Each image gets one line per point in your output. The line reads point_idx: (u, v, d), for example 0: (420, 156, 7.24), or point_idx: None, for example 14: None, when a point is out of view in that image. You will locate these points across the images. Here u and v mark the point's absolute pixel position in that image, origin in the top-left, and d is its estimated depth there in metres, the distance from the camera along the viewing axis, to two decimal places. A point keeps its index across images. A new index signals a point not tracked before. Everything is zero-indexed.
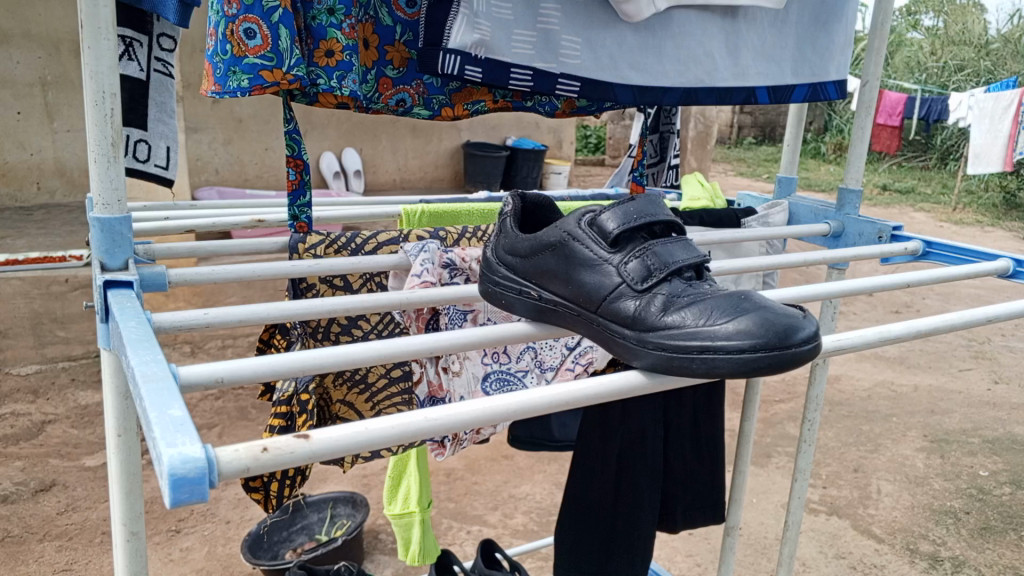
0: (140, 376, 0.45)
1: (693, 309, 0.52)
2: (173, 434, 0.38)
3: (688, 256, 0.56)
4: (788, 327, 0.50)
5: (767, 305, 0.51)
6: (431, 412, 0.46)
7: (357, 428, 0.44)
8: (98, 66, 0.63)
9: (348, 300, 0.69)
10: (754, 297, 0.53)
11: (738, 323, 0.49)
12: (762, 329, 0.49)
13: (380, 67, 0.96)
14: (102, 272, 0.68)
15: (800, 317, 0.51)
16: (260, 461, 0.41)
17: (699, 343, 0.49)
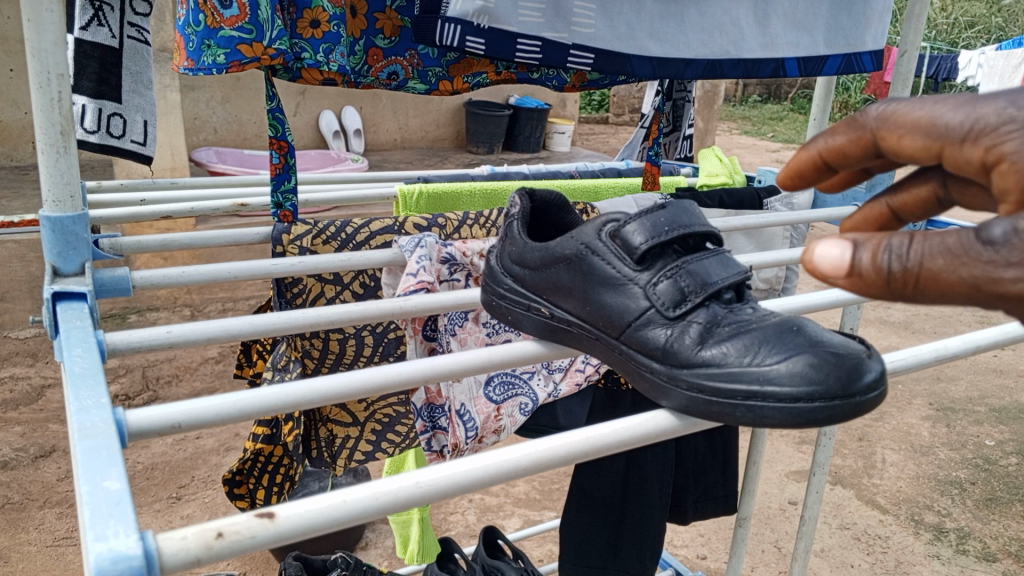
0: (77, 430, 0.39)
1: (736, 342, 0.48)
2: (104, 521, 0.33)
3: (726, 273, 0.52)
4: (850, 369, 0.45)
5: (820, 340, 0.47)
6: (422, 475, 0.41)
7: (334, 499, 0.39)
8: (40, 42, 0.56)
9: (335, 311, 0.64)
10: (803, 325, 0.49)
11: (790, 364, 0.45)
12: (818, 372, 0.45)
13: (369, 37, 0.88)
14: (55, 278, 0.61)
15: (863, 356, 0.47)
16: (213, 550, 0.35)
17: (743, 387, 0.46)
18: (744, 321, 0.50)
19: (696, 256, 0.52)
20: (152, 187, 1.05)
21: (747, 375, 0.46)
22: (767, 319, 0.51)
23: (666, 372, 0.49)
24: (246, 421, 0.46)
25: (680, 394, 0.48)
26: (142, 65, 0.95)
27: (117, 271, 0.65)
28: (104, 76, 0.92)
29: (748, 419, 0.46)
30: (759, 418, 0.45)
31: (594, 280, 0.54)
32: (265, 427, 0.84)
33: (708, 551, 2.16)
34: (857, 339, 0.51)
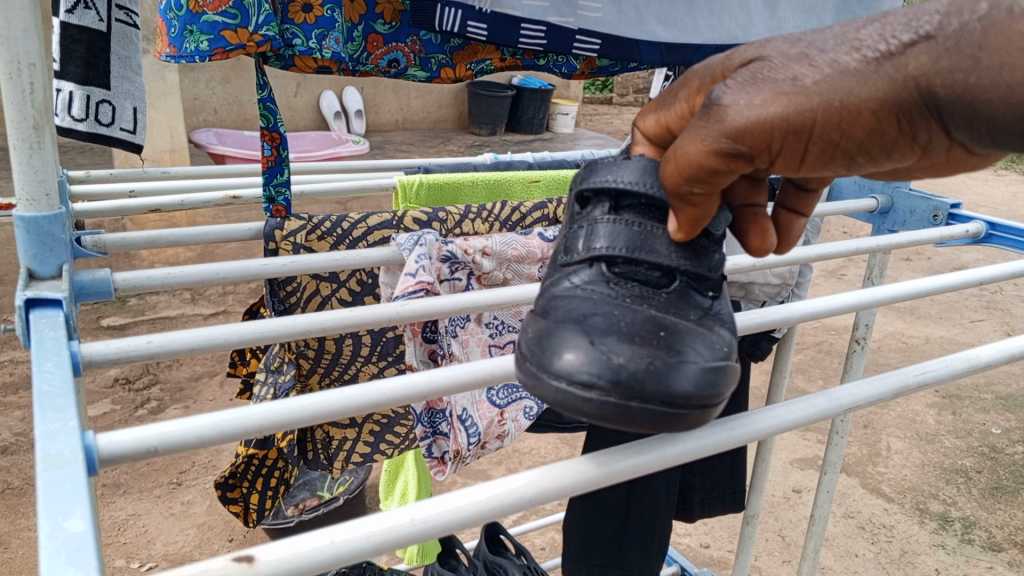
0: (41, 462, 0.36)
1: (580, 308, 0.52)
2: (64, 571, 0.29)
3: (668, 249, 0.53)
4: (634, 388, 0.46)
5: (620, 348, 0.48)
6: (418, 513, 0.42)
7: (319, 542, 0.38)
8: (8, 29, 0.52)
9: (328, 317, 0.60)
10: (643, 329, 0.50)
11: (601, 347, 0.48)
12: (573, 358, 0.48)
13: (368, 22, 0.84)
14: (31, 282, 0.57)
15: (645, 384, 0.47)
16: None
17: (536, 334, 0.51)
18: (633, 303, 0.52)
19: (648, 220, 0.53)
20: (143, 177, 1.01)
21: (546, 327, 0.51)
22: (632, 304, 0.52)
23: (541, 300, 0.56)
24: (227, 441, 0.45)
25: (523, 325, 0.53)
26: (131, 49, 0.91)
27: (97, 273, 0.61)
28: (92, 62, 0.88)
29: (530, 384, 0.49)
30: (535, 389, 0.49)
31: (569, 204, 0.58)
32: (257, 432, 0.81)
33: (711, 540, 2.13)
34: (703, 388, 0.48)
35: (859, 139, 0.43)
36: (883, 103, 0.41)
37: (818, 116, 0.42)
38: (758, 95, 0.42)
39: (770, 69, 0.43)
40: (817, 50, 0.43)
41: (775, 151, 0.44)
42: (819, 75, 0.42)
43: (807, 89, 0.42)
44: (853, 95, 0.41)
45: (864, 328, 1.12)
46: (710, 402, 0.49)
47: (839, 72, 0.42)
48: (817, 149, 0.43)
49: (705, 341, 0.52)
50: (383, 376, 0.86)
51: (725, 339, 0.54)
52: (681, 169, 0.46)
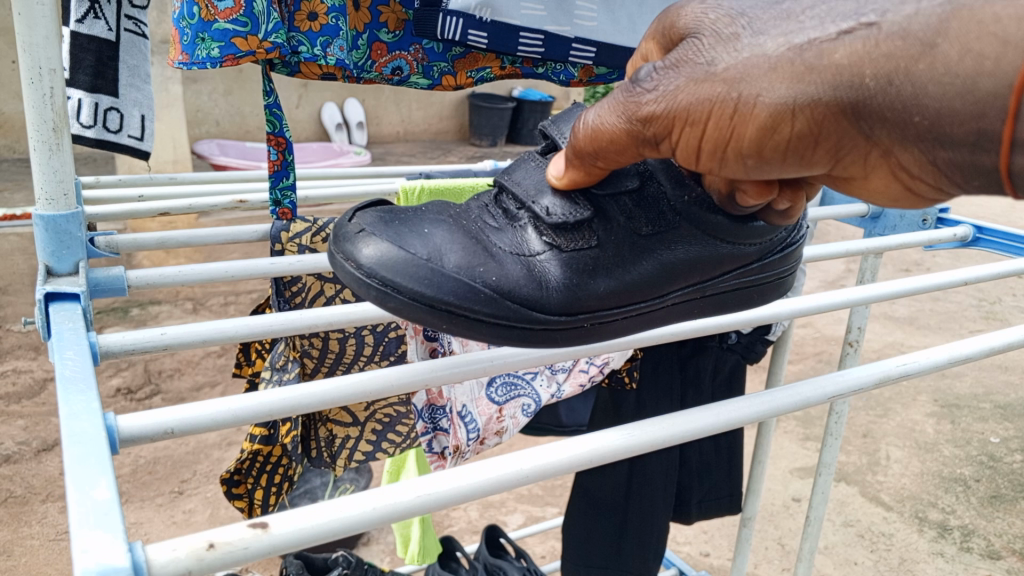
0: (67, 437, 0.38)
1: (440, 212, 0.58)
2: (92, 531, 0.32)
3: (536, 185, 0.58)
4: (352, 238, 0.53)
5: (408, 242, 0.53)
6: (423, 489, 0.44)
7: (331, 511, 0.40)
8: (31, 36, 0.54)
9: (335, 312, 0.63)
10: (448, 245, 0.54)
11: (386, 209, 0.57)
12: (376, 225, 0.54)
13: (373, 31, 0.87)
14: (48, 278, 0.60)
15: (394, 273, 0.51)
16: (206, 560, 0.36)
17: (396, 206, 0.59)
18: (470, 216, 0.59)
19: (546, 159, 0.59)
20: (151, 183, 1.04)
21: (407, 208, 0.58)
22: (471, 232, 0.56)
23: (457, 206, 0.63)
24: (239, 423, 0.48)
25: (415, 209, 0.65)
26: (140, 59, 0.94)
27: (112, 270, 0.64)
28: (101, 70, 0.91)
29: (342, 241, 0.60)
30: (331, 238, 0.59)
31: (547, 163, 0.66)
32: (263, 428, 0.83)
33: (710, 548, 2.14)
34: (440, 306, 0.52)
35: (758, 134, 0.42)
36: (781, 112, 0.41)
37: (710, 115, 0.43)
38: (677, 79, 0.44)
39: (694, 51, 0.44)
40: (750, 31, 0.43)
41: (672, 140, 0.46)
42: (732, 60, 0.42)
43: (718, 75, 0.43)
44: (756, 88, 0.41)
45: (858, 331, 1.14)
46: (403, 292, 0.51)
47: (750, 62, 0.42)
48: (710, 147, 0.44)
49: (469, 257, 0.54)
50: None
51: (514, 281, 0.54)
52: (586, 141, 0.50)
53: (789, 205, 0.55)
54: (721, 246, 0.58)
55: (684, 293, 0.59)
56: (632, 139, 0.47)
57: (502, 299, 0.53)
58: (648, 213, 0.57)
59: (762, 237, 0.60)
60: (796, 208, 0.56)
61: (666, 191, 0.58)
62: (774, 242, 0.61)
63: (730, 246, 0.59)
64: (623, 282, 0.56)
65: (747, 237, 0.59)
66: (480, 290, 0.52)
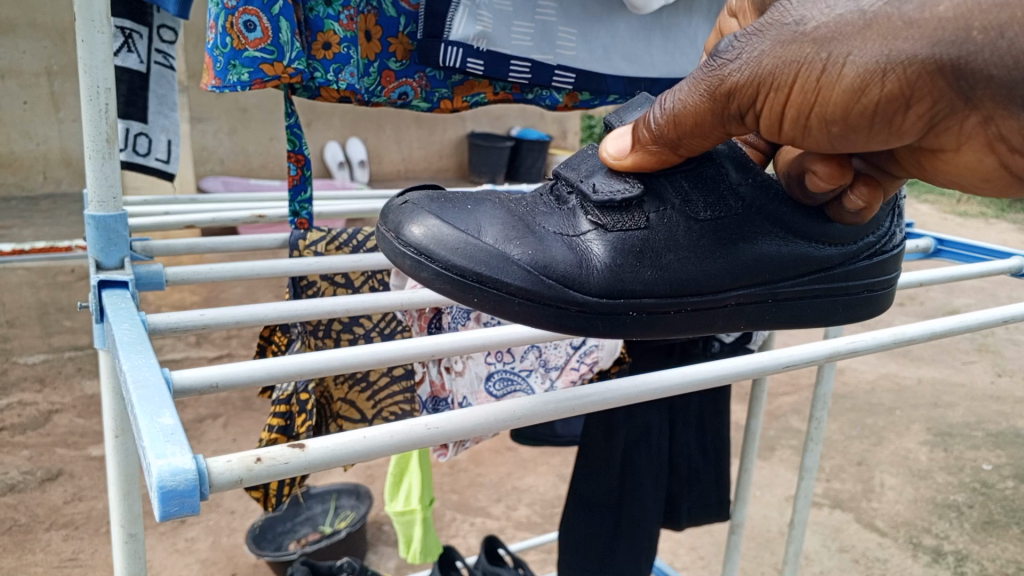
0: (134, 382, 0.45)
1: (489, 195, 0.65)
2: (164, 446, 0.39)
3: (591, 169, 0.63)
4: (397, 214, 0.61)
5: (449, 216, 0.59)
6: (433, 421, 0.53)
7: (355, 436, 0.49)
8: (91, 59, 0.66)
9: (350, 302, 0.79)
10: (489, 223, 0.60)
11: (438, 190, 0.64)
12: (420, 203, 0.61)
13: (382, 60, 0.98)
14: (98, 270, 0.72)
15: (432, 244, 0.57)
16: (254, 471, 0.44)
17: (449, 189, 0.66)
18: (523, 202, 0.65)
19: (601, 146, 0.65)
20: (174, 203, 1.18)
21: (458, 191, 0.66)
22: (513, 212, 0.62)
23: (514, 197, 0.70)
24: (274, 379, 0.62)
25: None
26: (167, 88, 1.05)
27: (152, 267, 0.74)
28: (133, 99, 1.02)
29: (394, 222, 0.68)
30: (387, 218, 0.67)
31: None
32: (280, 418, 0.92)
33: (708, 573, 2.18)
34: (476, 275, 0.57)
35: (837, 97, 0.47)
36: (867, 72, 0.46)
37: (796, 77, 0.48)
38: (761, 45, 0.50)
39: (781, 16, 0.50)
40: None
41: (755, 109, 0.51)
42: (822, 19, 0.47)
43: (808, 37, 0.48)
44: (839, 49, 0.46)
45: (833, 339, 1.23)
46: (436, 263, 0.57)
47: (842, 21, 0.47)
48: (793, 113, 0.50)
49: (507, 234, 0.59)
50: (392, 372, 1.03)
51: (553, 258, 0.58)
52: (665, 126, 0.56)
53: (863, 204, 0.61)
54: (798, 243, 0.63)
55: (742, 293, 0.62)
56: (716, 111, 0.53)
57: (538, 275, 0.57)
58: (709, 197, 0.62)
59: (841, 240, 0.64)
60: (870, 208, 0.62)
61: (733, 178, 0.63)
62: (859, 248, 0.66)
63: (805, 243, 0.63)
64: (671, 270, 0.60)
65: (823, 238, 0.64)
66: (514, 263, 0.57)
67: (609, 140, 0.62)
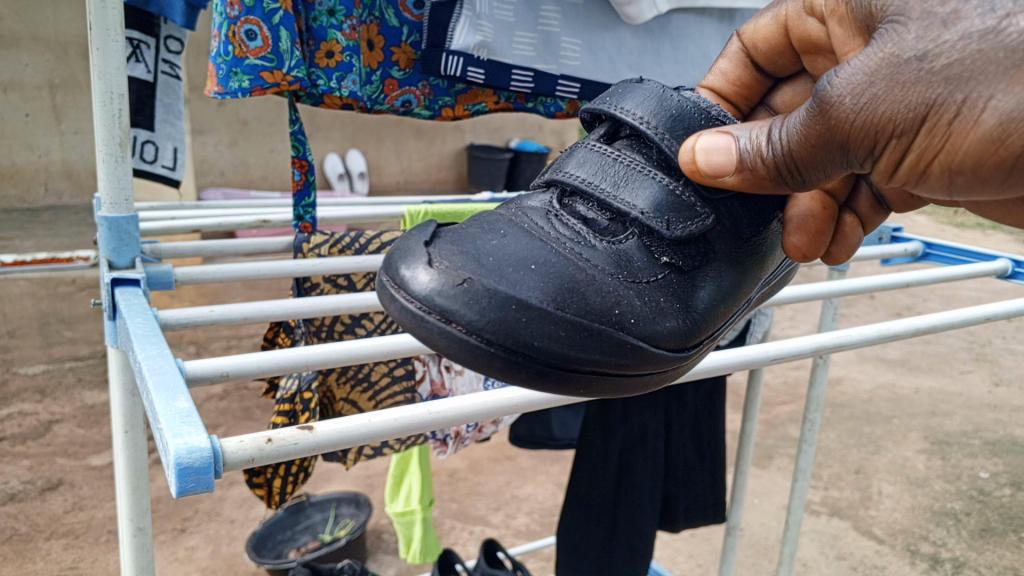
0: (148, 368, 0.49)
1: (517, 242, 0.57)
2: (181, 426, 0.42)
3: (631, 192, 0.59)
4: (462, 300, 0.51)
5: (519, 289, 0.52)
6: (434, 407, 0.57)
7: (362, 420, 0.53)
8: (106, 67, 0.73)
9: (353, 299, 0.82)
10: (573, 286, 0.54)
11: (458, 249, 0.55)
12: (469, 288, 0.52)
13: (386, 69, 1.05)
14: (111, 268, 0.79)
15: (527, 340, 0.51)
16: (265, 451, 0.49)
17: (454, 243, 0.56)
18: (555, 235, 0.59)
19: (624, 154, 0.60)
20: (180, 209, 1.21)
21: (467, 242, 0.56)
22: (573, 258, 0.57)
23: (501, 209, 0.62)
24: (282, 370, 0.66)
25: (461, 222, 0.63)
26: (174, 98, 1.08)
27: (161, 267, 0.79)
28: (141, 108, 1.05)
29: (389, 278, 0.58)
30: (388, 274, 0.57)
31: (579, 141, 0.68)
32: (284, 416, 0.96)
33: None
34: (594, 366, 0.53)
35: (967, 142, 0.46)
36: (1010, 120, 0.43)
37: (923, 125, 0.46)
38: (881, 88, 0.46)
39: (899, 52, 0.46)
40: (969, 3, 0.44)
41: (877, 152, 0.49)
42: (954, 56, 0.44)
43: (935, 79, 0.45)
44: (971, 96, 0.44)
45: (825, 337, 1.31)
46: (539, 360, 0.51)
47: (982, 57, 0.43)
48: (915, 159, 0.48)
49: (602, 301, 0.54)
50: (392, 373, 1.07)
51: (653, 322, 0.56)
52: (772, 167, 0.53)
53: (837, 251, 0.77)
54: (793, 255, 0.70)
55: (754, 291, 0.68)
56: (833, 153, 0.50)
57: (648, 348, 0.55)
58: (752, 219, 0.62)
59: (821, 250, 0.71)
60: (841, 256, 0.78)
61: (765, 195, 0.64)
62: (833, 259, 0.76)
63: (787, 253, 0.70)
64: (722, 293, 0.62)
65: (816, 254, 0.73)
66: (626, 340, 0.54)
67: (700, 136, 0.55)
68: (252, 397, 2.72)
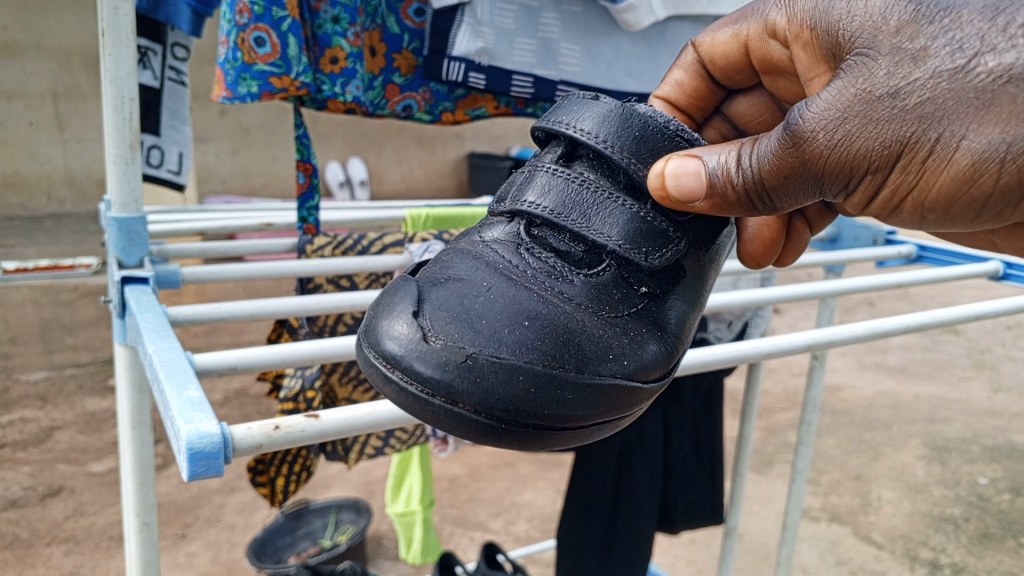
0: (159, 359, 0.51)
1: (499, 298, 0.55)
2: (193, 412, 0.44)
3: (604, 222, 0.58)
4: (467, 378, 0.50)
5: (518, 355, 0.52)
6: None
7: (365, 410, 0.56)
8: (118, 71, 0.76)
9: (357, 298, 0.85)
10: (569, 344, 0.54)
11: (447, 320, 0.53)
12: (468, 367, 0.50)
13: (387, 75, 1.08)
14: (121, 268, 0.81)
15: (532, 410, 0.50)
16: (273, 437, 0.52)
17: (438, 315, 0.54)
18: (537, 280, 0.58)
19: (588, 178, 0.59)
20: (185, 213, 1.23)
21: (448, 312, 0.54)
22: (562, 304, 0.56)
23: (472, 254, 0.60)
24: (288, 364, 0.68)
25: (431, 267, 0.61)
26: (180, 104, 1.09)
27: (167, 267, 0.81)
28: (147, 114, 1.07)
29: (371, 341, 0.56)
30: (369, 346, 0.54)
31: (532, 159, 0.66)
32: None
33: None
34: (597, 417, 0.54)
35: (941, 178, 0.47)
36: (982, 159, 0.45)
37: (897, 160, 0.48)
38: (856, 127, 0.48)
39: (871, 92, 0.47)
40: (935, 41, 0.45)
41: (855, 183, 0.51)
42: (925, 95, 0.45)
43: (908, 117, 0.46)
44: (943, 135, 0.45)
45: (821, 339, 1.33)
46: (547, 425, 0.51)
47: (953, 97, 0.44)
48: (891, 192, 0.50)
49: (598, 353, 0.54)
50: None
51: (644, 357, 0.57)
52: (747, 194, 0.54)
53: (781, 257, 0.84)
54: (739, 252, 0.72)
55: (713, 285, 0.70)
56: (809, 183, 0.52)
57: (642, 385, 0.57)
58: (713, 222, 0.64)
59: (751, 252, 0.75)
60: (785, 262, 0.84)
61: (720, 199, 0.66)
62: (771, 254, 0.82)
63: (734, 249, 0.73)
64: (690, 309, 0.63)
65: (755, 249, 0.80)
66: (625, 386, 0.55)
67: (669, 159, 0.56)
68: (252, 404, 2.73)
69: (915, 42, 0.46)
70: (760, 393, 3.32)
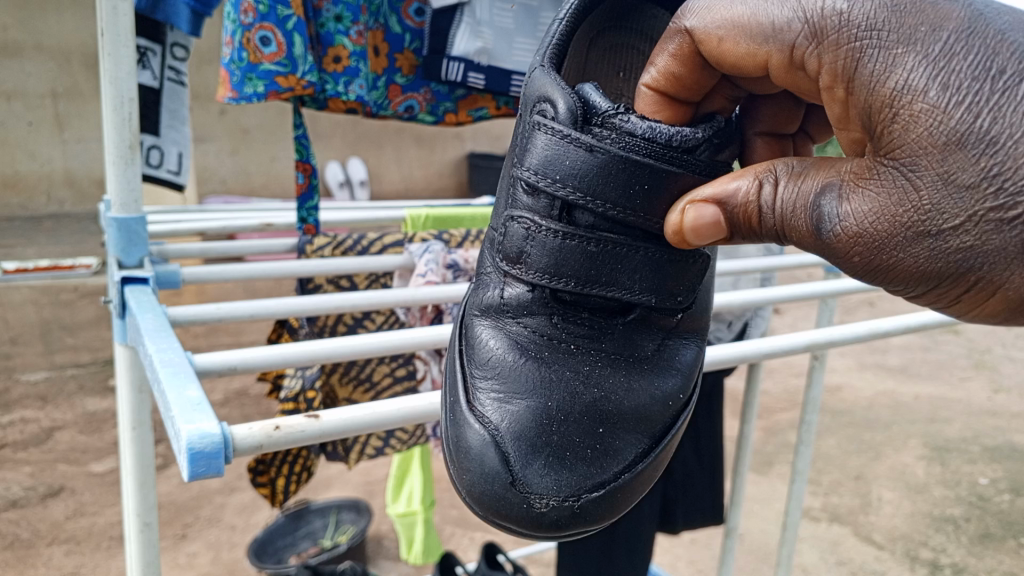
0: (159, 361, 0.51)
1: (562, 418, 0.54)
2: (193, 414, 0.44)
3: (632, 280, 0.56)
4: (581, 521, 0.51)
5: (603, 471, 0.53)
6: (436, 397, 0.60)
7: (368, 411, 0.56)
8: (117, 70, 0.76)
9: (357, 298, 0.85)
10: (640, 439, 0.55)
11: (536, 465, 0.52)
12: (579, 509, 0.51)
13: (389, 75, 1.08)
14: (121, 268, 0.81)
15: (626, 504, 0.54)
16: (273, 437, 0.52)
17: (521, 467, 0.52)
18: (589, 374, 0.57)
19: (602, 236, 0.55)
20: (184, 213, 1.23)
21: (525, 458, 0.52)
22: (622, 388, 0.57)
23: (506, 359, 0.57)
24: (289, 365, 0.67)
25: (467, 366, 0.58)
26: (179, 104, 1.09)
27: (167, 267, 0.81)
28: (147, 114, 1.07)
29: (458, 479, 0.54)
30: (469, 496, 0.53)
31: (518, 195, 0.59)
32: None
33: None
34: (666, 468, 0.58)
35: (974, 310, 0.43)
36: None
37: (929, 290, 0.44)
38: (897, 252, 0.43)
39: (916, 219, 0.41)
40: (987, 178, 0.38)
41: None
42: (970, 240, 0.40)
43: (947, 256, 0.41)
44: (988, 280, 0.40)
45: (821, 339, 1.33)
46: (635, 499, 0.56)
47: (1003, 250, 0.39)
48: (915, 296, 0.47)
49: (663, 425, 0.57)
50: (394, 373, 1.11)
51: (686, 379, 0.61)
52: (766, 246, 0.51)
53: None
54: None
55: None
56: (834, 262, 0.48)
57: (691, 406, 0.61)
58: None
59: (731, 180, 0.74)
60: None
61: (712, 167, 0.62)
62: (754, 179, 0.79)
63: None
64: (705, 282, 0.65)
65: None
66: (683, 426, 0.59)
67: (689, 211, 0.51)
68: (252, 405, 2.73)
69: (962, 172, 0.39)
70: (760, 393, 3.33)
